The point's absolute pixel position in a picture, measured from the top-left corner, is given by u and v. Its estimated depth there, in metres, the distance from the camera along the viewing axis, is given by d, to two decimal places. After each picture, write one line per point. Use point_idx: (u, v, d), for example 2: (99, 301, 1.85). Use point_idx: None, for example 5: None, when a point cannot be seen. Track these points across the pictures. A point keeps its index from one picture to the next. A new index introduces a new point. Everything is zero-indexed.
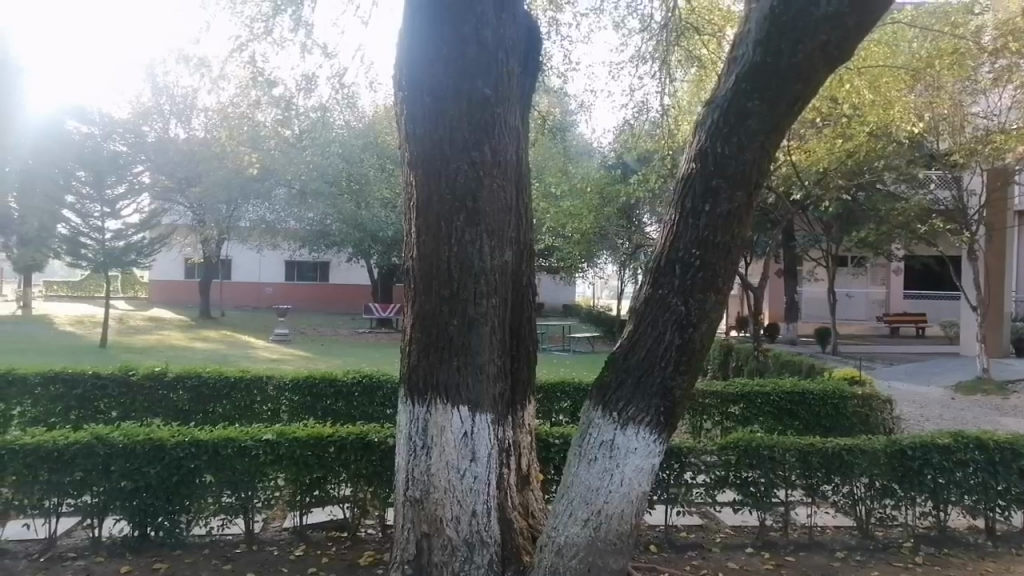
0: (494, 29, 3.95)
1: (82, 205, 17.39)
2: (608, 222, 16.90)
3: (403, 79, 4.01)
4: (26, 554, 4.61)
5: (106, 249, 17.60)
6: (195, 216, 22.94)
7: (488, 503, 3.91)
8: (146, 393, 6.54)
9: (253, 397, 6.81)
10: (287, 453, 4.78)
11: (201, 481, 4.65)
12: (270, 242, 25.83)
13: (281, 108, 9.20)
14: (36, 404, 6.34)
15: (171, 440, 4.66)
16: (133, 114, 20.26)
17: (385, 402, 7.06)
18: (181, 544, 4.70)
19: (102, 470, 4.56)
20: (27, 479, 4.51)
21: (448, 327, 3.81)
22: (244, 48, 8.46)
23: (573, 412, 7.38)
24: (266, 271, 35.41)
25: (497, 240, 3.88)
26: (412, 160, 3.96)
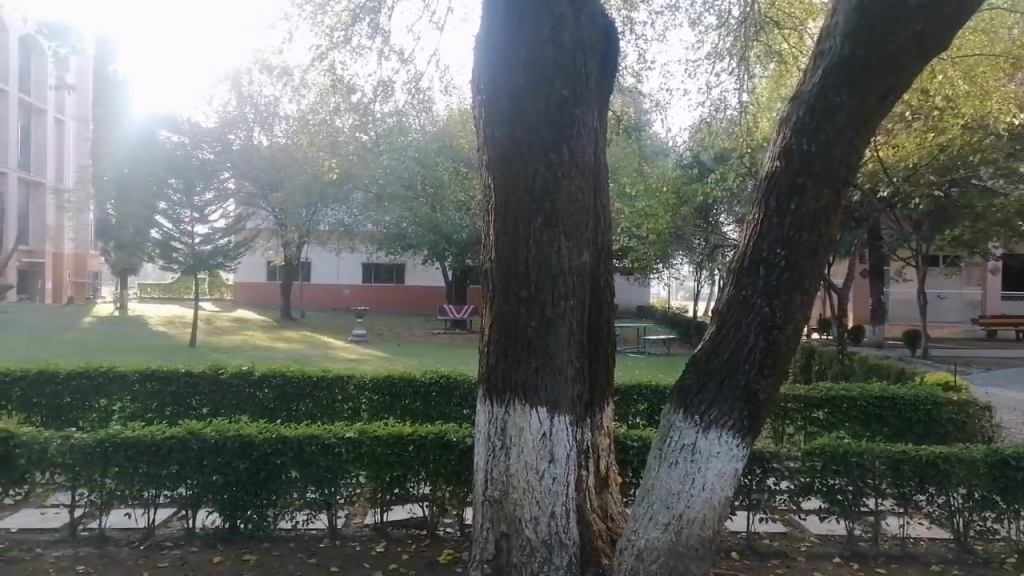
0: (573, 30, 3.94)
1: (173, 211, 18.12)
2: (684, 223, 16.64)
3: (482, 81, 4.05)
4: (128, 541, 4.86)
5: (195, 253, 18.53)
6: (278, 220, 23.72)
7: (567, 505, 3.90)
8: (235, 391, 6.81)
9: (335, 395, 6.99)
10: (369, 451, 4.89)
11: (286, 477, 4.81)
12: (349, 246, 26.49)
13: (359, 114, 9.45)
14: (135, 399, 6.66)
15: (258, 436, 4.82)
16: (219, 123, 21.47)
17: (462, 402, 7.13)
18: (268, 536, 4.86)
19: (196, 463, 4.76)
20: (128, 471, 4.75)
21: (527, 328, 3.82)
22: (324, 56, 8.74)
23: (651, 415, 7.27)
24: (345, 273, 36.48)
25: (576, 241, 3.87)
26: (491, 163, 3.99)
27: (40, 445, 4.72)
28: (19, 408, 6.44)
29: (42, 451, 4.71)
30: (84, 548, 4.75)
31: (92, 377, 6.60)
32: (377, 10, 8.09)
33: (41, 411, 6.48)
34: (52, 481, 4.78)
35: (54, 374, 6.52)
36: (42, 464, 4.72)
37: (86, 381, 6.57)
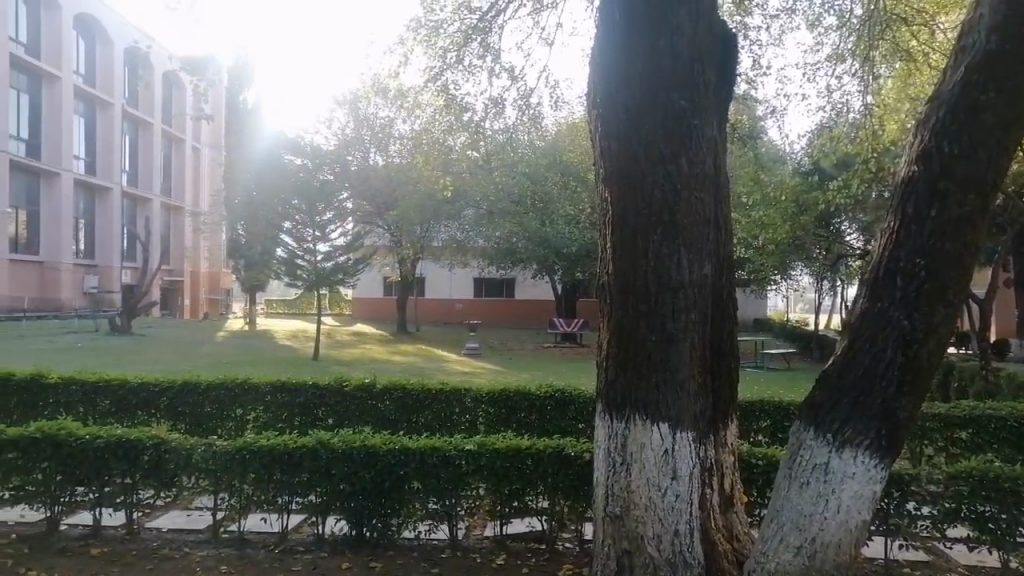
0: (690, 39, 3.88)
1: (298, 230, 19.15)
2: (804, 232, 15.97)
3: (600, 94, 4.05)
4: (264, 545, 5.13)
5: (318, 269, 19.38)
6: (394, 237, 24.52)
7: (691, 524, 3.81)
8: (358, 401, 7.08)
9: (452, 408, 7.15)
10: (488, 463, 4.94)
11: (409, 487, 4.94)
12: (461, 261, 27.03)
13: (471, 132, 9.67)
14: (267, 409, 7.02)
15: (382, 446, 4.97)
16: (337, 145, 22.72)
17: (577, 416, 7.12)
18: (393, 544, 5.02)
19: (325, 472, 4.96)
20: (263, 478, 5.01)
21: (647, 343, 3.76)
22: (438, 77, 9.02)
23: (774, 432, 7.00)
24: (457, 288, 37.22)
25: (697, 253, 3.79)
26: (608, 175, 3.98)
27: (187, 451, 5.04)
28: (167, 416, 6.91)
29: (188, 456, 5.03)
30: (225, 549, 5.05)
31: (229, 389, 7.00)
32: (489, 30, 8.27)
33: (184, 419, 6.93)
34: (197, 485, 5.11)
35: (196, 385, 6.96)
36: (187, 469, 5.04)
37: (225, 391, 6.97)
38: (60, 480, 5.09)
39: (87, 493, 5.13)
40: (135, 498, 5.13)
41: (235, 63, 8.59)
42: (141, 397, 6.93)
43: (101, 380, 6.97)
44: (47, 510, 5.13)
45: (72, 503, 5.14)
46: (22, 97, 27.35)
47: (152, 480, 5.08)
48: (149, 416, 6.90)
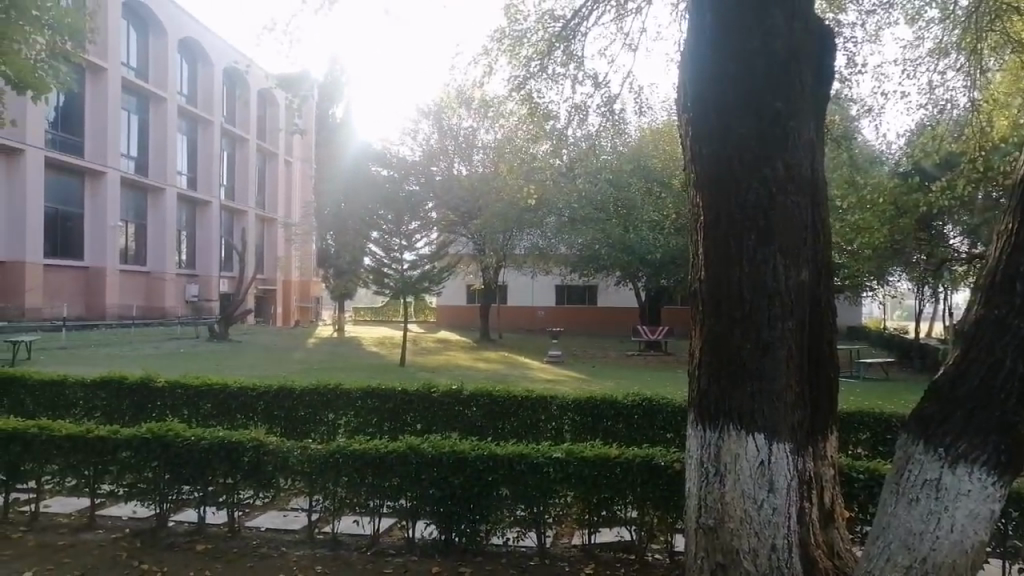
0: (785, 39, 3.77)
1: (385, 240, 19.48)
2: (903, 236, 15.25)
3: (690, 98, 3.99)
4: (357, 546, 5.25)
5: (404, 278, 19.74)
6: (478, 246, 24.82)
7: (789, 538, 3.67)
8: (446, 407, 7.16)
9: (538, 416, 7.14)
10: (576, 471, 4.92)
11: (498, 494, 4.96)
12: (543, 268, 27.05)
13: (555, 140, 9.70)
14: (357, 414, 7.18)
15: (471, 452, 5.02)
16: (423, 156, 23.43)
17: (666, 425, 7.02)
18: (481, 550, 5.05)
19: (415, 476, 5.04)
20: (355, 481, 5.13)
21: (741, 350, 3.65)
22: (523, 85, 9.08)
23: (875, 444, 6.70)
24: (539, 295, 37.33)
25: (793, 259, 3.67)
26: (700, 179, 3.90)
27: (284, 453, 5.22)
28: (264, 419, 7.18)
29: (284, 459, 5.20)
30: (319, 549, 5.20)
31: (322, 394, 7.20)
32: (573, 37, 8.28)
33: (281, 423, 7.18)
34: (294, 486, 5.28)
35: (291, 390, 7.20)
36: (284, 471, 5.22)
37: (318, 397, 7.17)
38: (169, 479, 5.36)
39: (192, 491, 5.38)
40: (236, 497, 5.34)
41: (328, 79, 8.90)
42: (241, 401, 7.23)
43: (202, 385, 7.30)
44: (156, 507, 5.40)
45: (178, 501, 5.40)
46: (132, 117, 29.10)
47: (251, 480, 5.28)
48: (247, 418, 7.19)
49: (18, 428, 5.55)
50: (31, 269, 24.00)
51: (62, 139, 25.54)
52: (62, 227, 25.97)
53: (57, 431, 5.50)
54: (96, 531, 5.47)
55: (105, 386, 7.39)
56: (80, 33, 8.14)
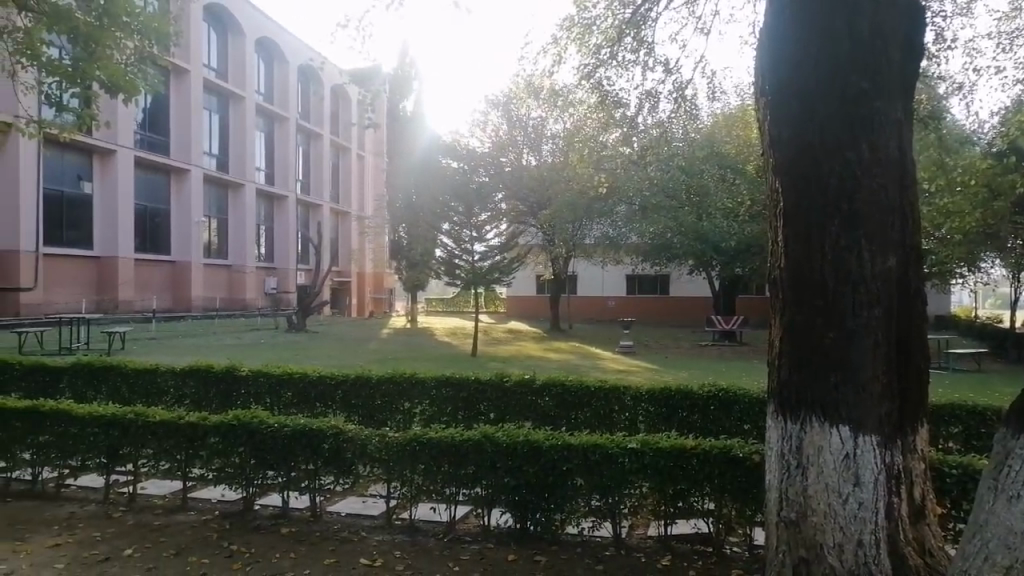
0: (870, 16, 3.60)
1: (455, 231, 19.68)
2: (997, 220, 14.48)
3: (768, 82, 3.88)
4: (433, 533, 5.35)
5: (475, 269, 19.88)
6: (547, 236, 24.81)
7: (877, 534, 3.54)
8: (519, 397, 7.20)
9: (612, 407, 7.11)
10: (652, 463, 4.87)
11: (572, 484, 4.96)
12: (613, 258, 26.85)
13: (626, 128, 9.59)
14: (431, 403, 7.28)
15: (545, 442, 5.03)
16: (493, 147, 23.71)
17: (742, 417, 6.88)
18: (557, 539, 5.07)
19: (490, 465, 5.09)
20: (432, 469, 5.23)
21: (823, 339, 3.54)
22: (592, 74, 9.00)
23: (968, 439, 6.39)
24: (610, 286, 37.13)
25: (880, 245, 3.53)
26: (779, 166, 3.80)
27: (362, 441, 5.35)
28: (342, 408, 7.37)
29: (363, 446, 5.33)
30: (398, 535, 5.31)
31: (397, 383, 7.33)
32: (643, 23, 8.15)
33: (358, 411, 7.35)
34: (372, 473, 5.42)
35: (368, 379, 7.36)
36: (363, 458, 5.35)
37: (394, 386, 7.30)
38: (254, 463, 5.56)
39: (276, 476, 5.56)
40: (317, 483, 5.51)
41: (398, 73, 9.04)
42: (320, 390, 7.44)
43: (283, 373, 7.53)
44: (243, 491, 5.61)
45: (263, 485, 5.59)
46: (212, 116, 30.20)
47: (332, 467, 5.43)
48: (326, 407, 7.39)
49: (116, 414, 5.86)
50: (123, 263, 25.21)
51: (149, 139, 26.70)
52: (151, 224, 27.18)
53: (152, 417, 5.78)
54: (188, 513, 5.73)
55: (193, 376, 7.73)
56: (165, 38, 8.46)
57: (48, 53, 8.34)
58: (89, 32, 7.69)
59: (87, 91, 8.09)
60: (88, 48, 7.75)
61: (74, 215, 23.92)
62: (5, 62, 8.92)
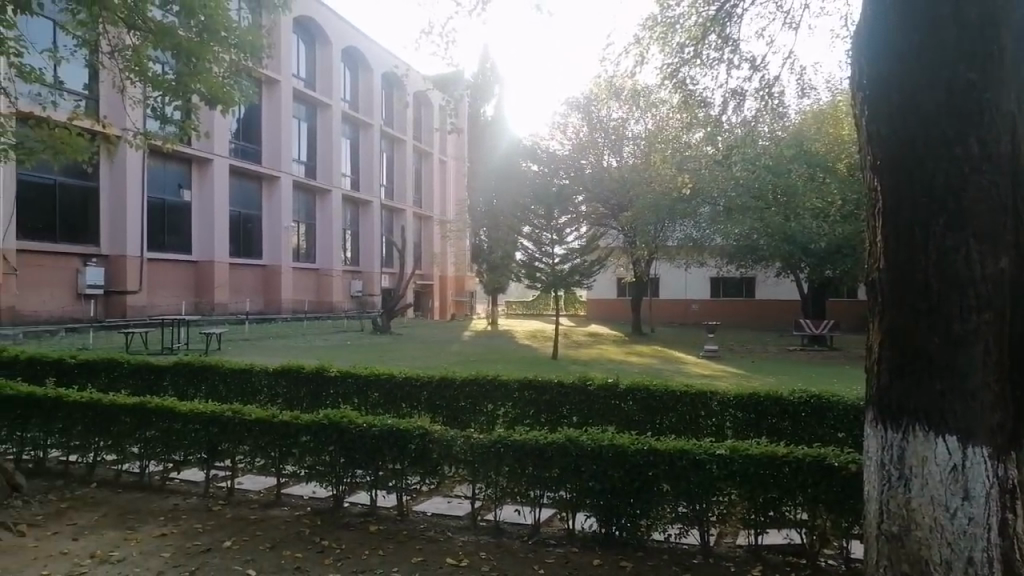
0: (979, 3, 3.41)
1: (536, 234, 19.61)
2: None
3: (865, 75, 3.73)
4: (518, 535, 5.36)
5: (556, 271, 19.69)
6: (629, 238, 24.57)
7: (990, 552, 3.33)
8: (602, 400, 7.17)
9: (698, 411, 6.97)
10: (741, 469, 4.75)
11: (658, 489, 4.89)
12: (697, 259, 26.36)
13: (711, 127, 9.41)
14: (514, 405, 7.30)
15: (631, 446, 4.97)
16: (573, 149, 23.70)
17: (835, 425, 6.66)
18: (642, 545, 4.99)
19: (575, 468, 5.07)
20: (517, 471, 5.24)
21: (927, 343, 3.36)
22: (675, 74, 8.87)
23: None
24: (693, 288, 36.49)
25: (992, 245, 3.33)
26: (878, 165, 3.64)
27: (447, 442, 5.42)
28: (427, 408, 7.48)
29: (449, 446, 5.40)
30: (482, 536, 5.35)
31: (480, 385, 7.39)
32: (729, 19, 7.97)
33: (442, 413, 7.45)
34: (457, 474, 5.48)
35: (451, 381, 7.45)
36: (448, 458, 5.43)
37: (477, 388, 7.37)
38: (344, 462, 5.70)
39: (365, 475, 5.69)
40: (403, 482, 5.60)
41: (479, 78, 9.16)
42: (405, 391, 7.58)
43: (370, 374, 7.71)
44: (333, 488, 5.76)
45: (352, 483, 5.74)
46: (301, 124, 31.33)
47: (418, 466, 5.52)
48: (411, 408, 7.53)
49: (214, 411, 6.13)
50: (218, 267, 26.38)
51: (243, 147, 27.92)
52: (244, 229, 28.36)
53: (248, 415, 6.02)
54: (282, 508, 5.94)
55: (286, 376, 8.02)
56: (259, 50, 8.78)
57: (153, 68, 8.83)
58: (190, 47, 8.03)
59: (188, 102, 8.52)
60: (188, 63, 8.14)
61: (174, 222, 25.18)
62: (115, 78, 9.50)
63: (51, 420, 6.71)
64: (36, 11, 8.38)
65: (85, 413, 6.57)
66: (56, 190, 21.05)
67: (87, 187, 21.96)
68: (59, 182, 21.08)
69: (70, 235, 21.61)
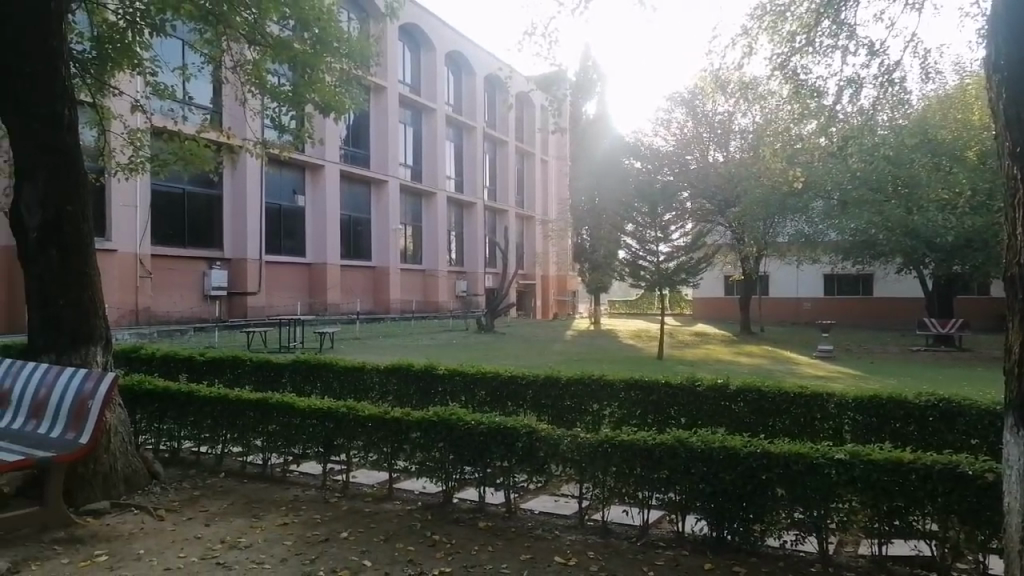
0: None
1: (640, 232, 19.26)
2: None
3: (999, 58, 3.45)
4: (626, 536, 5.31)
5: (662, 270, 19.02)
6: (737, 235, 23.91)
7: None
8: (712, 402, 7.00)
9: (814, 414, 6.69)
10: (863, 475, 4.52)
11: (772, 494, 4.72)
12: (809, 255, 25.33)
13: (824, 118, 9.02)
14: (619, 405, 7.23)
15: (743, 449, 4.83)
16: (677, 145, 23.26)
17: (967, 431, 6.26)
18: (756, 550, 4.84)
19: (685, 470, 4.97)
20: (625, 471, 5.18)
21: None
22: (786, 65, 8.55)
23: None
24: (806, 286, 35.07)
25: None
26: (1015, 153, 3.36)
27: (554, 441, 5.42)
28: (533, 407, 7.50)
29: (556, 445, 5.40)
30: (590, 536, 5.34)
31: (587, 384, 7.36)
32: (843, 3, 7.61)
33: (548, 411, 7.45)
34: (564, 473, 5.48)
35: (558, 380, 7.45)
36: (556, 457, 5.43)
37: (584, 387, 7.34)
38: (453, 459, 5.82)
39: (473, 472, 5.78)
40: (511, 480, 5.66)
41: (582, 76, 9.15)
42: (511, 389, 7.64)
43: (477, 373, 7.82)
44: (443, 484, 5.90)
45: (461, 480, 5.84)
46: (407, 128, 32.23)
47: (526, 465, 5.54)
48: (517, 407, 7.58)
49: (330, 407, 6.39)
50: (331, 269, 27.48)
51: (353, 153, 28.99)
52: (354, 232, 29.42)
53: (361, 411, 6.23)
54: (394, 502, 6.12)
55: (396, 374, 8.26)
56: (368, 57, 9.09)
57: (271, 80, 9.28)
58: (306, 59, 8.43)
59: (303, 110, 8.92)
60: (305, 73, 8.53)
61: (289, 226, 26.43)
62: (237, 91, 10.04)
63: (184, 414, 7.19)
64: (168, 33, 8.98)
65: (213, 408, 6.99)
66: (184, 198, 22.41)
67: (212, 195, 23.36)
68: (186, 190, 22.43)
69: (196, 240, 23.04)
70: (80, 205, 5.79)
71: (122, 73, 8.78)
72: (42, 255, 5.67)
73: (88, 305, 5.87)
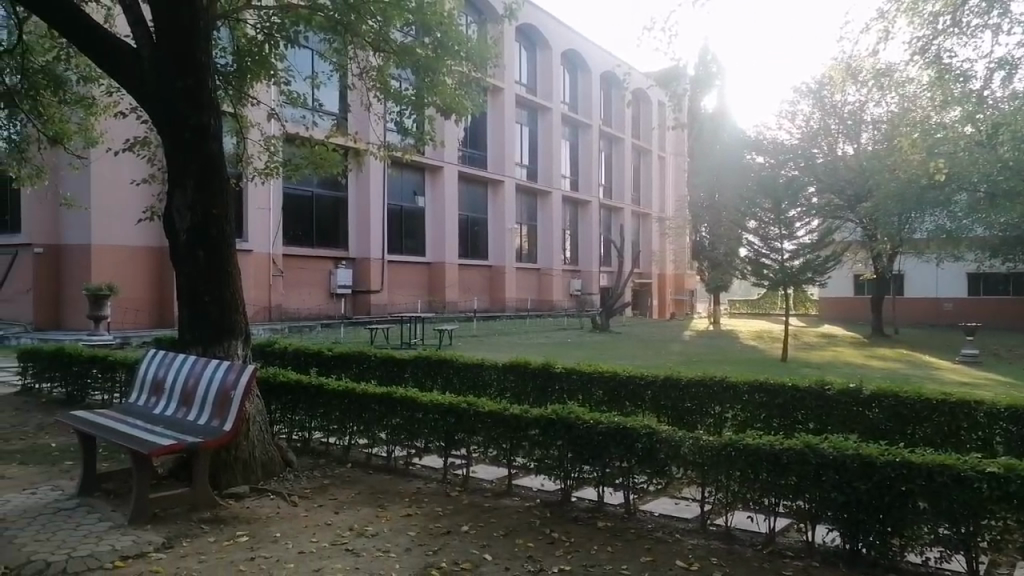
0: None
1: (763, 228, 18.59)
2: None
3: None
4: (752, 543, 5.13)
5: (785, 267, 18.41)
6: (868, 231, 22.66)
7: None
8: (844, 407, 6.63)
9: (959, 422, 6.24)
10: (1020, 491, 4.15)
11: (913, 506, 4.42)
12: (950, 252, 23.65)
13: (972, 102, 8.37)
14: (742, 408, 7.01)
15: (880, 457, 4.56)
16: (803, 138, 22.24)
17: None
18: (895, 566, 4.55)
19: (815, 477, 4.75)
20: (750, 476, 5.01)
21: None
22: (928, 49, 8.02)
23: None
24: (946, 284, 32.72)
25: None
26: None
27: (675, 442, 5.31)
28: (653, 408, 7.36)
29: (677, 447, 5.28)
30: (714, 540, 5.19)
31: (708, 386, 7.16)
32: None
33: (667, 412, 7.30)
34: (686, 476, 5.35)
35: (677, 380, 7.27)
36: (678, 459, 5.30)
37: (704, 389, 7.15)
38: (571, 457, 5.81)
39: (592, 471, 5.74)
40: (631, 481, 5.58)
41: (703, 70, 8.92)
42: (630, 389, 7.54)
43: (594, 371, 7.77)
44: (561, 482, 5.90)
45: (581, 479, 5.82)
46: (524, 128, 32.53)
47: (647, 466, 5.45)
48: (636, 407, 7.47)
49: (452, 403, 6.52)
50: (449, 268, 28.14)
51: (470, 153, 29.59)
52: (471, 231, 29.98)
53: (482, 407, 6.33)
54: (513, 498, 6.19)
55: (514, 371, 8.32)
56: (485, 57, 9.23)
57: (394, 85, 9.60)
58: (428, 62, 8.67)
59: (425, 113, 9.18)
60: (428, 77, 8.78)
61: (410, 226, 27.27)
62: (362, 97, 10.44)
63: (314, 406, 7.55)
64: (301, 44, 9.46)
65: (342, 400, 7.31)
66: (313, 202, 23.59)
67: (338, 197, 24.47)
68: (315, 194, 23.63)
69: (324, 241, 24.19)
70: (224, 205, 6.20)
71: (259, 83, 9.33)
72: (190, 255, 6.11)
73: (229, 300, 6.28)
